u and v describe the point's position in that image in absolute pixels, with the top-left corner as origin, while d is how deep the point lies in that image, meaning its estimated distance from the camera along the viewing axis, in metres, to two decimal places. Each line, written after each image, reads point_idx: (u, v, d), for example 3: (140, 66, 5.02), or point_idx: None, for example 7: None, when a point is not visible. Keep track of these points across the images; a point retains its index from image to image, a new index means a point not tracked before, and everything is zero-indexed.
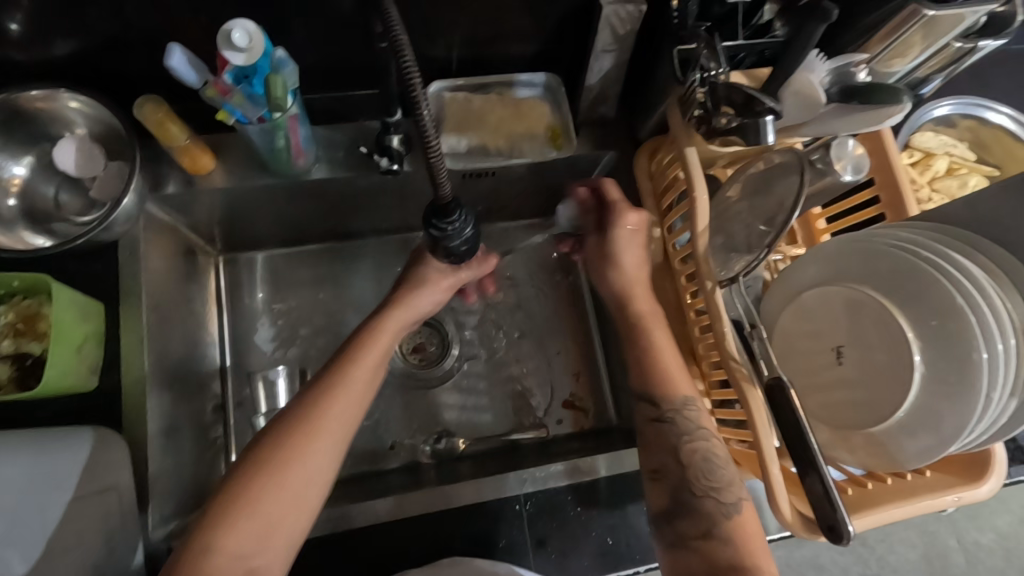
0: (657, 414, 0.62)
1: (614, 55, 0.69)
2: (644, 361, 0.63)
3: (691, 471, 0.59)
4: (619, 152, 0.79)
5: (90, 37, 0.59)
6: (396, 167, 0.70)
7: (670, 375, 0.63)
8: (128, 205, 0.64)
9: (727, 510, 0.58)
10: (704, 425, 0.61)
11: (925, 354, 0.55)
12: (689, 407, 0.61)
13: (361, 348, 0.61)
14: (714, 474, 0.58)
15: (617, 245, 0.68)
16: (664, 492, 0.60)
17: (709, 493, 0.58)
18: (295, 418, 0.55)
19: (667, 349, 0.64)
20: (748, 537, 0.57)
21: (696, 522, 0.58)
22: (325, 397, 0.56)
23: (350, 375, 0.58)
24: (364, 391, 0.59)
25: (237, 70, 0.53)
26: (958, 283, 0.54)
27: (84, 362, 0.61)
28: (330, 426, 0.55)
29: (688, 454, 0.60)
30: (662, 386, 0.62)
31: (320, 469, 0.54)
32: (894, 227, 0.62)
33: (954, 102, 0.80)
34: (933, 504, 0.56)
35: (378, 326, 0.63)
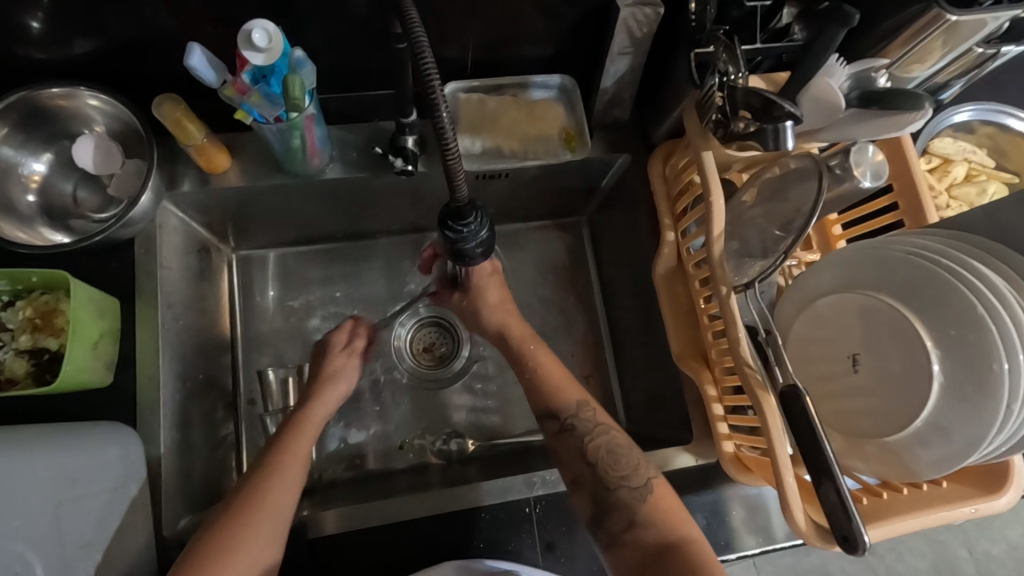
0: (559, 426, 0.66)
1: (630, 58, 0.69)
2: (546, 379, 0.69)
3: (599, 470, 0.63)
4: (632, 155, 0.79)
5: (110, 36, 0.59)
6: (410, 167, 0.71)
7: (558, 386, 0.69)
8: (145, 203, 0.64)
9: (641, 495, 0.61)
10: (601, 422, 0.66)
11: (944, 363, 0.54)
12: (583, 410, 0.67)
13: (292, 437, 0.64)
14: (621, 461, 0.63)
15: (479, 285, 0.74)
16: (586, 497, 0.63)
17: (620, 485, 0.62)
18: (237, 507, 0.57)
19: (555, 367, 0.71)
20: (667, 515, 0.60)
21: (620, 515, 0.61)
22: (266, 481, 0.59)
23: (286, 460, 0.61)
24: (297, 478, 0.61)
25: (255, 70, 0.54)
26: (978, 292, 0.53)
27: (100, 358, 0.62)
28: (271, 507, 0.58)
29: (593, 453, 0.64)
30: (549, 399, 0.68)
31: (267, 546, 0.56)
32: (913, 234, 0.62)
33: (974, 107, 0.79)
34: (950, 515, 0.55)
35: (302, 417, 0.67)
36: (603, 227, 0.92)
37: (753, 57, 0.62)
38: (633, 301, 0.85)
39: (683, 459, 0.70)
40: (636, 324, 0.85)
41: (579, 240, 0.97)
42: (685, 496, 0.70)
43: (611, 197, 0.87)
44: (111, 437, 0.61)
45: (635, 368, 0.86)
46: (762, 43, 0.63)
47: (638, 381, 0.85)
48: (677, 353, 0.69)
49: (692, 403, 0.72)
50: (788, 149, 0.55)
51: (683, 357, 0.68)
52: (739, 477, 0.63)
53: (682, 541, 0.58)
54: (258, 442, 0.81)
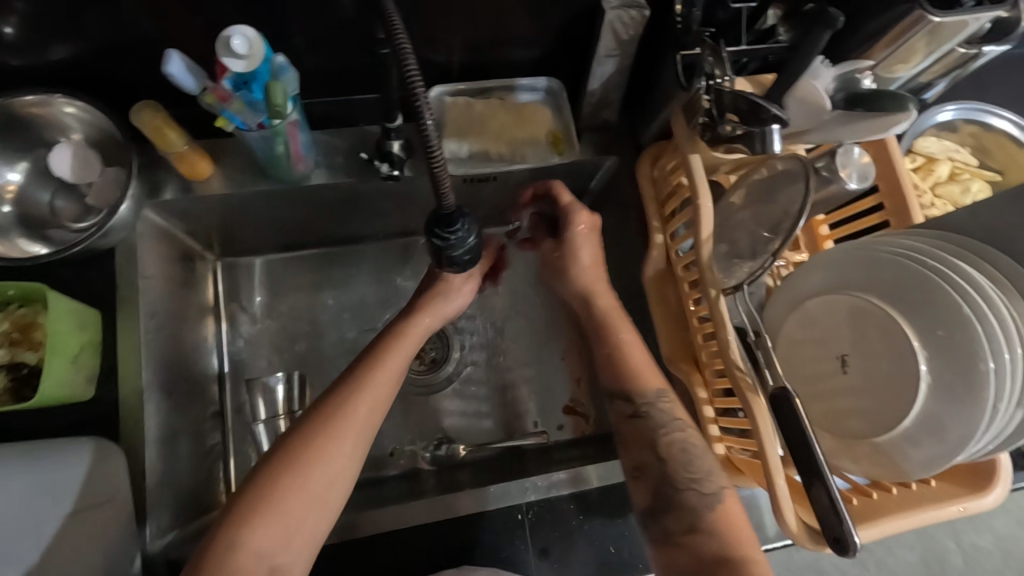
0: (632, 409, 0.63)
1: (617, 61, 0.69)
2: (621, 364, 0.65)
3: (669, 466, 0.60)
4: (621, 157, 0.79)
5: (86, 42, 0.58)
6: (396, 172, 0.70)
7: (636, 372, 0.65)
8: (125, 212, 0.63)
9: (709, 502, 0.58)
10: (679, 417, 0.63)
11: (931, 362, 0.54)
12: (661, 400, 0.63)
13: (384, 352, 0.63)
14: (695, 464, 0.60)
15: (573, 243, 0.72)
16: (648, 488, 0.60)
17: (689, 486, 0.59)
18: (325, 412, 0.57)
19: (637, 353, 0.66)
20: (735, 527, 0.57)
21: (680, 516, 0.58)
22: (354, 393, 0.58)
23: (376, 374, 0.60)
24: (384, 396, 0.60)
25: (236, 77, 0.52)
26: (964, 292, 0.53)
27: (81, 372, 0.60)
28: (355, 422, 0.57)
29: (665, 447, 0.61)
30: (627, 381, 0.64)
31: (348, 463, 0.56)
32: (900, 234, 0.62)
33: (957, 107, 0.80)
34: (939, 515, 0.55)
35: (402, 331, 0.65)
36: None
37: (739, 58, 0.62)
38: (624, 303, 0.85)
39: None
40: None
41: None
42: None
43: (600, 199, 0.87)
44: (90, 453, 0.59)
45: None
46: (749, 45, 0.63)
47: None
48: (667, 355, 0.69)
49: (684, 405, 0.72)
50: (776, 151, 0.55)
51: (673, 359, 0.68)
52: (730, 478, 0.63)
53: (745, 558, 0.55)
54: (247, 452, 0.80)
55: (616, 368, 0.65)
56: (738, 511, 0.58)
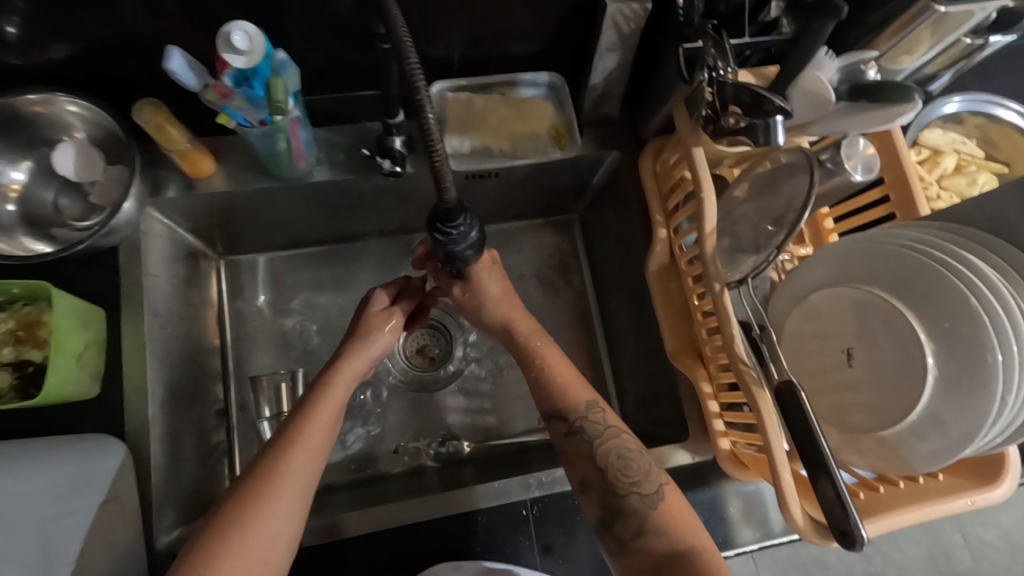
0: (567, 427, 0.63)
1: (619, 54, 0.69)
2: (552, 385, 0.64)
3: (610, 474, 0.60)
4: (623, 151, 0.78)
5: (87, 40, 0.58)
6: (398, 168, 0.70)
7: (567, 386, 0.64)
8: (128, 210, 0.63)
9: (652, 501, 0.59)
10: (611, 424, 0.63)
11: (937, 356, 0.54)
12: (592, 411, 0.63)
13: (316, 402, 0.59)
14: (633, 468, 0.60)
15: (481, 276, 0.68)
16: (595, 499, 0.61)
17: (631, 490, 0.59)
18: (253, 481, 0.54)
19: (565, 370, 0.65)
20: (679, 524, 0.58)
21: (628, 521, 0.59)
22: (282, 456, 0.55)
23: (305, 433, 0.57)
24: (320, 451, 0.58)
25: (237, 73, 0.52)
26: (970, 284, 0.53)
27: (86, 369, 0.61)
28: (288, 488, 0.54)
29: (602, 458, 0.61)
30: (557, 400, 0.64)
31: (285, 529, 0.53)
32: (906, 227, 0.61)
33: (962, 98, 0.79)
34: (947, 508, 0.55)
35: (329, 381, 0.61)
36: (595, 225, 0.92)
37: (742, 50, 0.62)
38: (627, 298, 0.85)
39: (680, 456, 0.70)
40: (630, 321, 0.85)
41: (571, 239, 0.96)
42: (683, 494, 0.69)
43: (602, 194, 0.87)
44: (95, 450, 0.59)
45: (630, 366, 0.86)
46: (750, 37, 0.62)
47: (633, 378, 0.85)
48: (671, 350, 0.69)
49: (688, 400, 0.72)
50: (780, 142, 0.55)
51: (677, 354, 0.68)
52: (736, 473, 0.63)
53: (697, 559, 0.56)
54: (251, 449, 0.80)
55: (547, 389, 0.64)
56: (683, 509, 0.59)
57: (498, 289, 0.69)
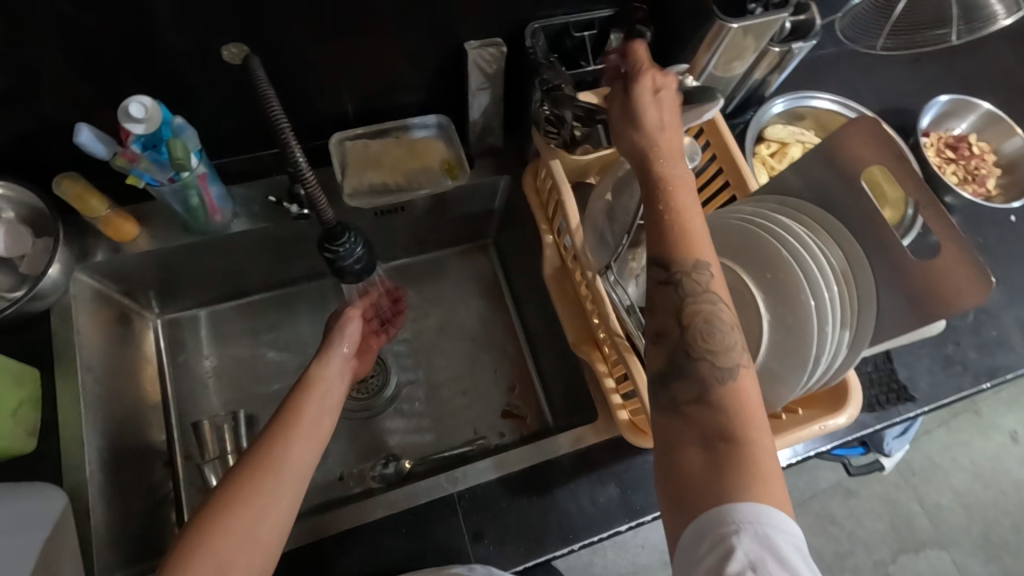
0: (664, 275, 0.53)
1: (489, 92, 0.80)
2: (675, 227, 0.54)
3: (691, 333, 0.52)
4: (513, 175, 0.89)
5: (11, 131, 0.66)
6: (306, 211, 0.79)
7: (682, 236, 0.54)
8: (54, 275, 0.69)
9: (724, 376, 0.50)
10: (714, 291, 0.52)
11: (771, 306, 0.64)
12: (701, 270, 0.52)
13: (302, 396, 0.66)
14: (716, 337, 0.51)
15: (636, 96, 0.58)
16: (662, 353, 0.53)
17: (705, 355, 0.51)
18: (249, 462, 0.59)
19: (695, 223, 0.54)
20: (741, 405, 0.49)
21: (690, 384, 0.51)
22: (280, 439, 0.61)
23: (301, 418, 0.64)
24: (312, 444, 0.63)
25: (143, 139, 0.61)
26: (787, 242, 0.63)
27: (21, 425, 0.65)
28: (285, 468, 0.59)
29: (689, 316, 0.52)
30: (676, 243, 0.53)
31: (281, 510, 0.57)
32: (746, 202, 0.72)
33: (785, 99, 0.92)
34: (801, 436, 0.62)
35: (319, 374, 0.69)
36: (506, 245, 1.01)
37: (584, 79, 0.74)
38: (539, 306, 0.93)
39: (590, 434, 0.76)
40: (544, 328, 0.93)
41: (491, 261, 1.06)
42: (598, 469, 0.75)
43: (506, 216, 0.97)
44: (33, 493, 0.62)
45: (552, 366, 0.93)
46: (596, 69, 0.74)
47: (555, 376, 0.92)
48: (572, 340, 0.77)
49: (594, 386, 0.78)
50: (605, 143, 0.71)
51: (578, 343, 0.76)
52: (636, 440, 0.69)
53: (758, 471, 0.46)
54: (199, 494, 0.84)
55: (667, 226, 0.54)
56: (755, 392, 0.50)
57: (667, 139, 0.57)
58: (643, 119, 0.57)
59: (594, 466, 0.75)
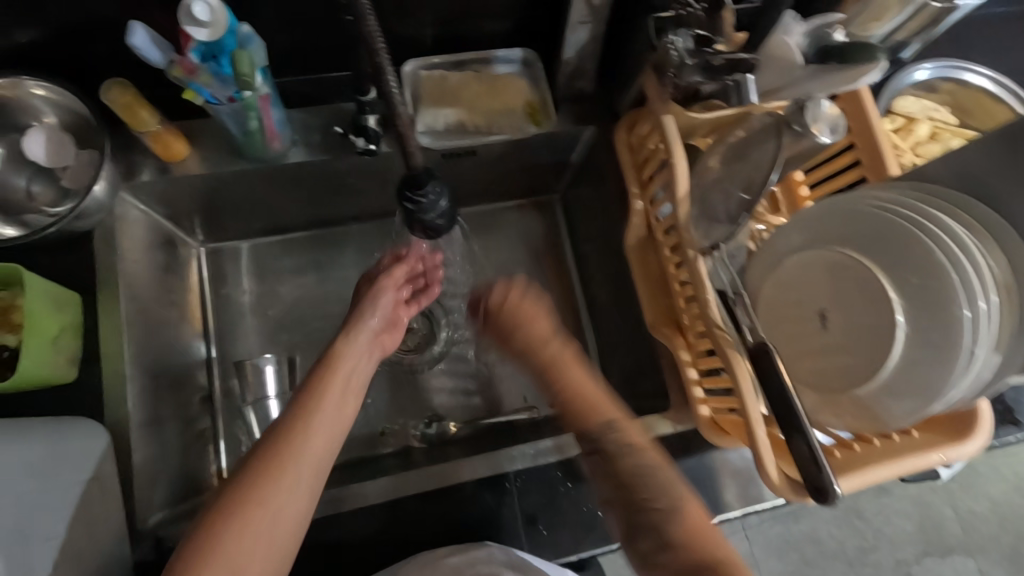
0: (591, 449, 0.62)
1: (590, 28, 0.69)
2: (569, 391, 0.64)
3: (631, 491, 0.58)
4: (599, 127, 0.78)
5: (55, 20, 0.58)
6: (373, 146, 0.70)
7: (591, 403, 0.63)
8: (98, 194, 0.63)
9: (669, 517, 0.57)
10: (632, 441, 0.60)
11: (909, 314, 0.55)
12: (611, 428, 0.61)
13: (324, 378, 0.59)
14: (650, 482, 0.58)
15: (512, 317, 0.68)
16: (620, 516, 0.59)
17: (646, 505, 0.57)
18: (268, 447, 0.53)
19: (581, 381, 0.64)
20: (699, 532, 0.56)
21: (654, 534, 0.57)
22: (302, 424, 0.55)
23: (323, 401, 0.57)
24: (335, 430, 0.57)
25: (203, 47, 0.53)
26: (940, 241, 0.54)
27: (63, 353, 0.60)
28: (303, 458, 0.53)
29: (624, 474, 0.59)
30: (586, 413, 0.62)
31: (296, 507, 0.52)
32: (876, 188, 0.62)
33: (933, 65, 0.80)
34: (920, 464, 0.55)
35: (339, 353, 0.62)
36: (575, 203, 0.92)
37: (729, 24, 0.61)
38: (608, 274, 0.85)
39: (663, 427, 0.70)
40: (611, 299, 0.86)
41: (552, 218, 0.97)
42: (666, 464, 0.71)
43: (581, 172, 0.87)
44: (74, 430, 0.59)
45: (613, 342, 0.86)
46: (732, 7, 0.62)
47: (616, 353, 0.86)
48: (650, 321, 0.70)
49: (669, 373, 0.72)
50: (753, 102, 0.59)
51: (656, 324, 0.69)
52: (715, 439, 0.64)
53: None
54: (237, 434, 0.81)
55: (573, 396, 0.63)
56: (703, 516, 0.57)
57: (538, 329, 0.67)
58: (506, 326, 0.68)
59: None
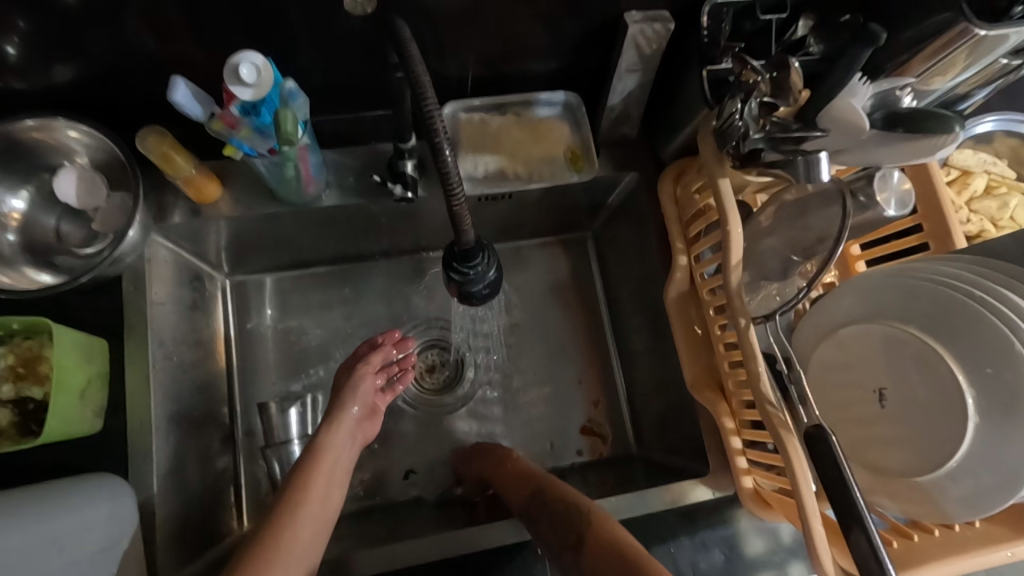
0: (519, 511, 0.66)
1: (639, 76, 0.66)
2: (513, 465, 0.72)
3: (547, 540, 0.62)
4: (641, 173, 0.76)
5: (93, 61, 0.56)
6: (410, 194, 0.68)
7: (522, 474, 0.70)
8: (132, 238, 0.61)
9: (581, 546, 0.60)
10: (553, 491, 0.66)
11: (978, 400, 0.51)
12: (541, 488, 0.67)
13: (307, 471, 0.61)
14: (564, 520, 0.62)
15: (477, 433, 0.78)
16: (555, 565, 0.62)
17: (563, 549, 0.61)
18: (251, 557, 0.54)
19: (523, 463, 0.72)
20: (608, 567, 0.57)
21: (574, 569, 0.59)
22: (283, 527, 0.56)
23: (302, 503, 0.59)
24: (319, 526, 0.59)
25: (246, 103, 0.51)
26: (1013, 325, 0.51)
27: (88, 406, 0.59)
28: (284, 562, 0.55)
29: (547, 520, 0.63)
30: (513, 488, 0.69)
31: None
32: (939, 259, 0.59)
33: (996, 118, 0.76)
34: (988, 559, 0.52)
35: (318, 449, 0.63)
36: (610, 243, 0.90)
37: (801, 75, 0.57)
38: (644, 321, 0.83)
39: (700, 492, 0.67)
40: (645, 347, 0.83)
41: (584, 256, 0.94)
42: (702, 530, 0.68)
43: (618, 213, 0.85)
44: (98, 498, 0.56)
45: (645, 389, 0.84)
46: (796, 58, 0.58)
47: (649, 402, 0.83)
48: (691, 381, 0.67)
49: (708, 433, 0.69)
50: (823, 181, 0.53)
51: (697, 385, 0.66)
52: (759, 513, 0.61)
53: None
54: (258, 476, 0.79)
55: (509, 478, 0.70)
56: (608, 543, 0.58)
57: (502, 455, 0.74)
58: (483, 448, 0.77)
59: (695, 525, 0.68)
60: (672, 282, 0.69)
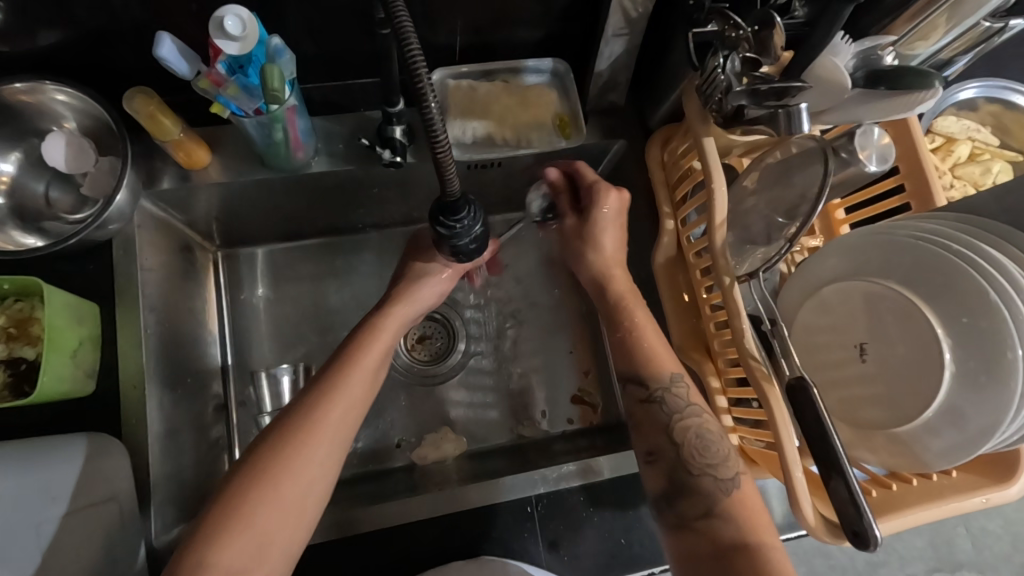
0: (647, 394, 0.62)
1: (626, 40, 0.66)
2: (630, 334, 0.66)
3: (685, 451, 0.59)
4: (629, 140, 0.77)
5: (78, 26, 0.56)
6: (399, 159, 0.68)
7: (651, 356, 0.64)
8: (121, 203, 0.61)
9: (724, 486, 0.57)
10: (692, 402, 0.61)
11: (955, 352, 0.52)
12: (676, 383, 0.62)
13: (362, 346, 0.63)
14: (711, 449, 0.59)
15: (598, 224, 0.72)
16: (662, 477, 0.59)
17: (704, 472, 0.58)
18: (295, 423, 0.56)
19: (646, 321, 0.67)
20: (751, 515, 0.56)
21: (696, 501, 0.57)
22: (326, 399, 0.58)
23: (349, 377, 0.60)
24: (364, 400, 0.60)
25: (230, 60, 0.53)
26: (990, 277, 0.52)
27: (80, 367, 0.60)
28: (328, 429, 0.57)
29: (679, 433, 0.60)
30: (649, 363, 0.64)
31: (320, 477, 0.55)
32: (921, 218, 0.60)
33: (979, 84, 0.78)
34: (960, 506, 0.55)
35: (375, 327, 0.66)
36: None
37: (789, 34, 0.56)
38: None
39: None
40: None
41: None
42: None
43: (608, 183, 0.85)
44: (95, 450, 0.59)
45: None
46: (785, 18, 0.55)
47: None
48: (678, 344, 0.68)
49: None
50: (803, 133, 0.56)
51: (684, 348, 0.67)
52: (743, 469, 0.62)
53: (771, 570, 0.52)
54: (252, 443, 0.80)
55: (632, 352, 0.65)
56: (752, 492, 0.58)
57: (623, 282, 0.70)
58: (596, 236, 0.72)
59: None
60: (660, 247, 0.70)
